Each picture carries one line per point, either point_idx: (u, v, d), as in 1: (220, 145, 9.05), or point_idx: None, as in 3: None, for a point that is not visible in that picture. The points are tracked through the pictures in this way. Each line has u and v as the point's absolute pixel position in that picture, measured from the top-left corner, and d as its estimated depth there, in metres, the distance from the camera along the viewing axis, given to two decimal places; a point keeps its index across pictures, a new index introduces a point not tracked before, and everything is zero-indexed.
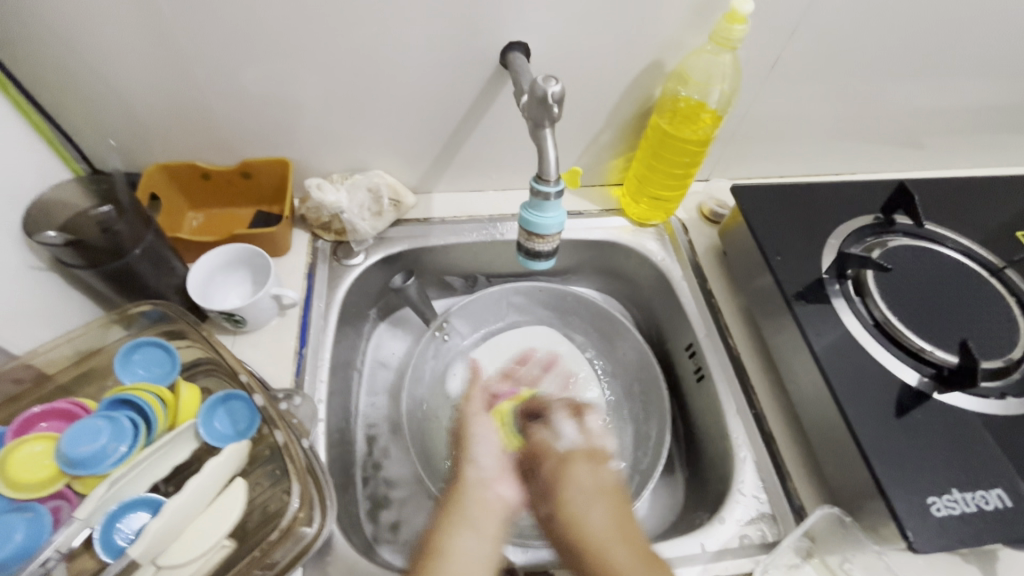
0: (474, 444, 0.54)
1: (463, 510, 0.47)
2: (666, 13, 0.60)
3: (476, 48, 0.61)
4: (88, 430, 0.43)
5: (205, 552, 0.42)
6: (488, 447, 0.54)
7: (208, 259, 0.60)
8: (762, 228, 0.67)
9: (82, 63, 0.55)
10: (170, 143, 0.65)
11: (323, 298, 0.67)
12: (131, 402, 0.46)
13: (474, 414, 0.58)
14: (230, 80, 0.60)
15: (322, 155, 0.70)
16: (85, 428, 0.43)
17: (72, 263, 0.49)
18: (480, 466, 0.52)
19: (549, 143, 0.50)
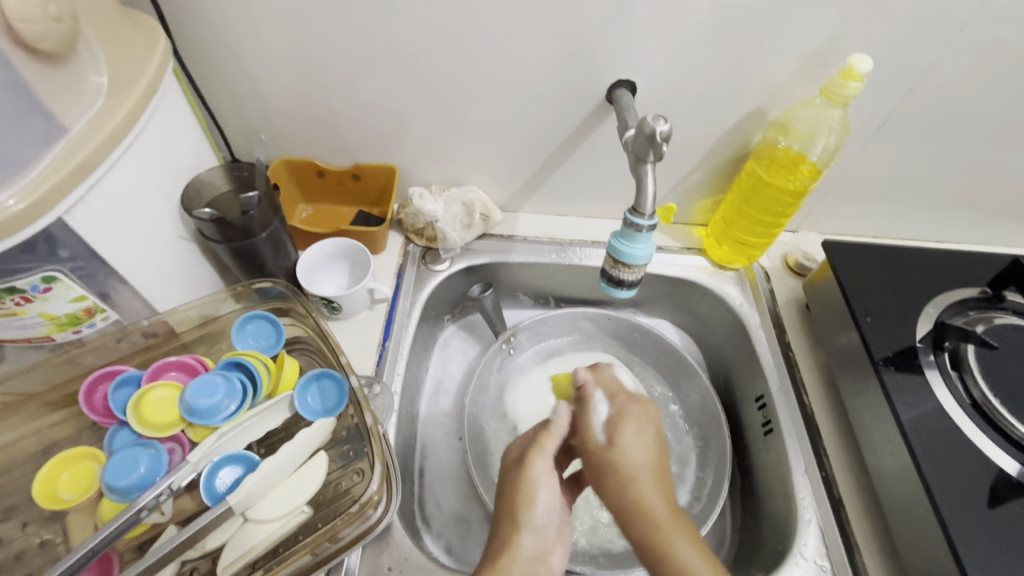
0: (533, 505, 0.48)
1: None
2: (776, 65, 0.61)
3: (586, 83, 0.64)
4: (208, 385, 0.49)
5: (284, 515, 0.46)
6: (546, 510, 0.48)
7: (316, 248, 0.67)
8: (853, 287, 0.65)
9: (241, 69, 0.63)
10: (298, 143, 0.72)
11: (408, 298, 0.72)
12: (243, 367, 0.52)
13: (542, 478, 0.49)
14: (359, 93, 0.67)
15: (427, 167, 0.76)
16: (205, 383, 0.49)
17: (212, 238, 0.55)
18: (537, 534, 0.47)
19: (648, 177, 0.52)
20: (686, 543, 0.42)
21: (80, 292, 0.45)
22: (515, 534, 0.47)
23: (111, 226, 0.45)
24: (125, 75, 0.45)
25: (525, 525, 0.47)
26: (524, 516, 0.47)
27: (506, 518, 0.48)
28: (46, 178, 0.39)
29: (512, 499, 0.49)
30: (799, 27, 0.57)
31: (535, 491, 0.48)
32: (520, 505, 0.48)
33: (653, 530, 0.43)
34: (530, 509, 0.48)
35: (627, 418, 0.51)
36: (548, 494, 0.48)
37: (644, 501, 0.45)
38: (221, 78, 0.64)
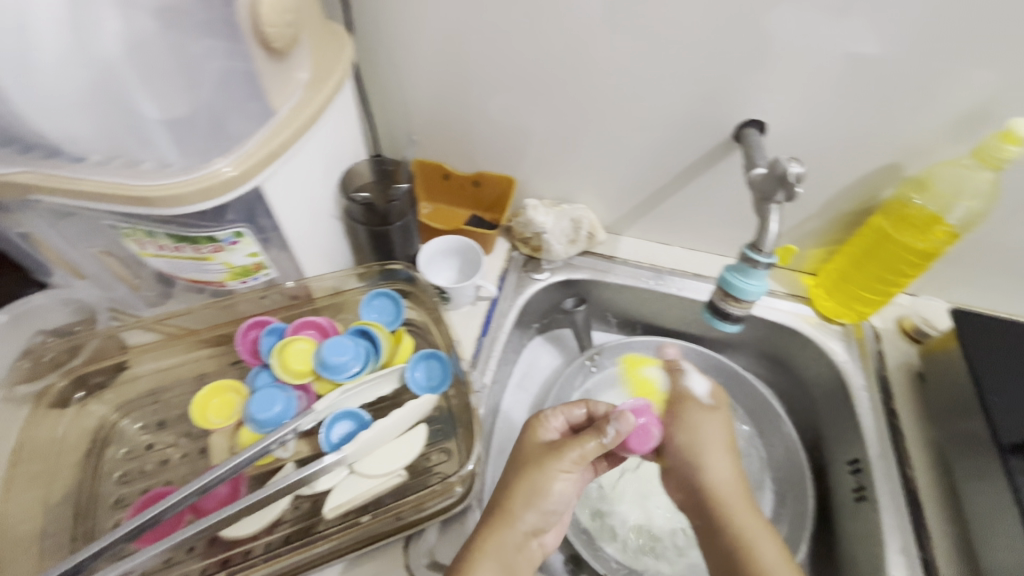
0: (549, 496, 0.53)
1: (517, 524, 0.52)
2: (923, 121, 0.59)
3: (715, 120, 0.65)
4: (340, 345, 0.55)
5: (385, 475, 0.51)
6: (560, 498, 0.54)
7: (435, 242, 0.72)
8: (985, 361, 0.60)
9: (398, 77, 0.71)
10: (431, 146, 0.80)
11: (508, 300, 0.77)
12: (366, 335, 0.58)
13: (565, 470, 0.54)
14: (495, 107, 0.72)
15: (543, 182, 0.80)
16: (338, 342, 0.55)
17: (359, 220, 0.63)
18: (540, 514, 0.53)
19: (772, 218, 0.53)
20: (746, 511, 0.57)
21: (256, 249, 0.53)
22: (520, 512, 0.52)
23: (288, 199, 0.53)
24: (320, 74, 0.53)
25: (534, 506, 0.52)
26: (536, 500, 0.52)
27: (513, 486, 0.53)
28: (257, 148, 0.47)
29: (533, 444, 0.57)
30: (954, 86, 0.55)
31: (552, 481, 0.53)
32: (535, 491, 0.52)
33: (719, 495, 0.59)
34: (530, 492, 0.53)
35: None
36: (562, 488, 0.54)
37: (701, 443, 0.62)
38: (381, 84, 0.73)
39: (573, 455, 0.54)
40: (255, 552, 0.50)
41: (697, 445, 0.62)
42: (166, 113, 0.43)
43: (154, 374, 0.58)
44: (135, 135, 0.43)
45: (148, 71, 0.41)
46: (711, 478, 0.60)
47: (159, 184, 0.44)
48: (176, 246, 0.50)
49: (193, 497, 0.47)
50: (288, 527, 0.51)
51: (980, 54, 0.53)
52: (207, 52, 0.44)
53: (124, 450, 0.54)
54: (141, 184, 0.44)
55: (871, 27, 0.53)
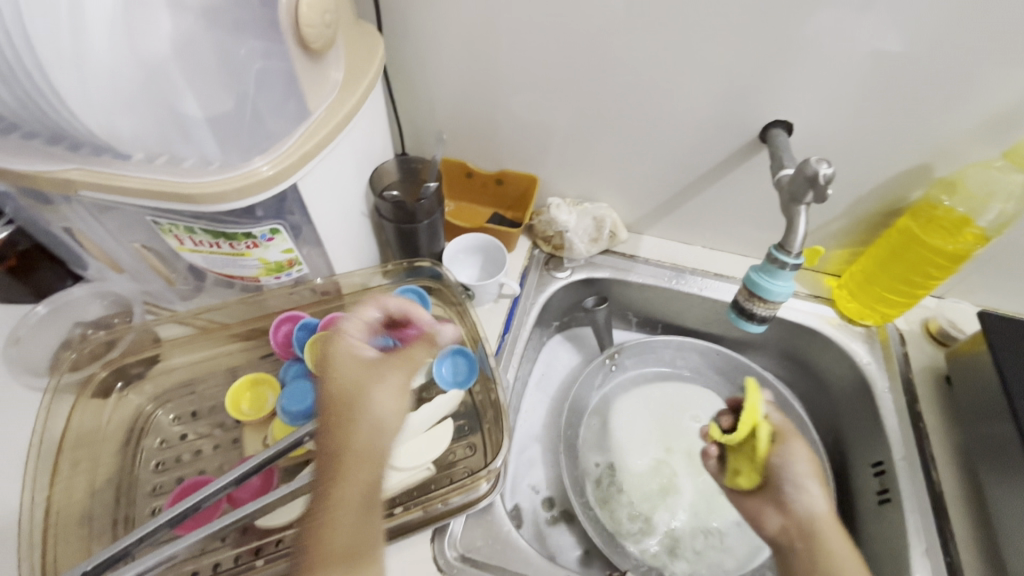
0: (371, 404, 0.41)
1: (354, 467, 0.39)
2: (954, 122, 0.58)
3: (740, 121, 0.65)
4: None
5: (414, 468, 0.52)
6: (384, 413, 0.42)
7: (458, 241, 0.73)
8: (1014, 365, 0.59)
9: (425, 76, 0.72)
10: (454, 144, 0.81)
11: (530, 298, 0.77)
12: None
13: (383, 375, 0.43)
14: (520, 105, 0.73)
15: (565, 180, 0.81)
16: None
17: (386, 217, 0.64)
18: (381, 432, 0.41)
19: (800, 219, 0.53)
20: (842, 542, 0.51)
21: (290, 246, 0.54)
22: (355, 423, 0.41)
23: (321, 198, 0.54)
24: (354, 74, 0.54)
25: (377, 425, 0.41)
26: (359, 410, 0.41)
27: (353, 408, 0.41)
28: (294, 148, 0.48)
29: (335, 373, 0.43)
30: (990, 86, 0.55)
31: (373, 390, 0.42)
32: (365, 404, 0.41)
33: (816, 523, 0.53)
34: (363, 433, 0.41)
35: (793, 440, 0.55)
36: (382, 397, 0.42)
37: (797, 465, 0.54)
38: (408, 83, 0.74)
39: (394, 376, 0.44)
40: (286, 541, 0.50)
41: (792, 469, 0.54)
42: (209, 111, 0.46)
43: (188, 366, 0.60)
44: (178, 130, 0.45)
45: (191, 70, 0.44)
46: (808, 504, 0.53)
47: (202, 182, 0.45)
48: (214, 242, 0.51)
49: (230, 486, 0.48)
50: None
51: (1015, 54, 0.52)
52: (250, 53, 0.46)
53: (159, 439, 0.57)
54: (185, 181, 0.45)
55: (903, 27, 0.53)
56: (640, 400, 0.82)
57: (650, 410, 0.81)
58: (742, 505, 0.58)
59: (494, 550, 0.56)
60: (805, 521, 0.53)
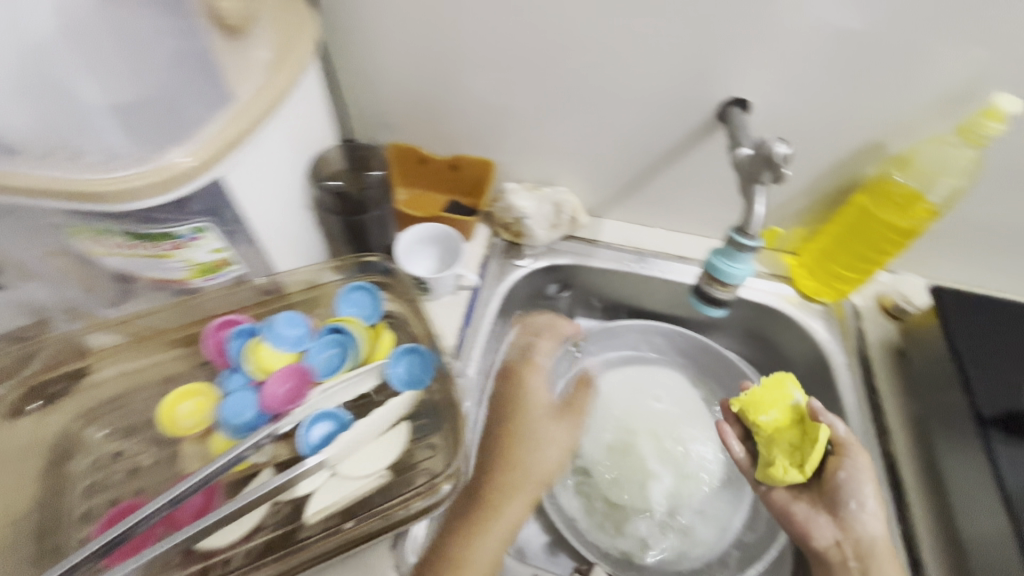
0: (528, 455, 0.60)
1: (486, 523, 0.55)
2: (906, 97, 0.58)
3: (699, 99, 0.63)
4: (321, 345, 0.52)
5: (367, 477, 0.50)
6: (550, 455, 0.60)
7: (410, 233, 0.69)
8: (963, 337, 0.61)
9: (369, 54, 0.67)
10: (404, 128, 0.76)
11: (490, 288, 0.75)
12: (339, 333, 0.53)
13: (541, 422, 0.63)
14: (472, 85, 0.69)
15: (523, 165, 0.78)
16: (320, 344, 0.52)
17: (333, 210, 0.62)
18: (543, 473, 0.60)
19: (759, 200, 0.51)
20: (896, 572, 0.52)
21: (220, 245, 0.50)
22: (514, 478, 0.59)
23: (255, 190, 0.50)
24: (282, 50, 0.49)
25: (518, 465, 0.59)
26: (519, 454, 0.60)
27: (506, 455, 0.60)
28: (217, 135, 0.43)
29: (511, 455, 0.60)
30: (943, 59, 0.54)
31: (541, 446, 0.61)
32: (530, 445, 0.61)
33: (877, 548, 0.53)
34: (502, 517, 0.56)
35: (852, 450, 0.56)
36: (550, 451, 0.61)
37: (862, 482, 0.55)
38: (351, 63, 0.69)
39: (558, 428, 0.63)
40: (234, 562, 0.47)
41: (858, 486, 0.55)
42: (113, 98, 0.41)
43: (119, 378, 0.55)
44: (75, 121, 0.40)
45: (88, 53, 0.41)
46: (869, 529, 0.54)
47: (112, 177, 0.40)
48: (132, 244, 0.46)
49: (166, 509, 0.45)
50: (268, 533, 0.48)
51: (967, 26, 0.52)
52: (157, 31, 0.43)
53: (88, 460, 0.52)
54: (89, 177, 0.40)
55: None
56: (607, 387, 0.80)
57: (615, 395, 0.78)
58: (791, 518, 0.57)
59: (460, 552, 0.53)
60: (864, 541, 0.54)
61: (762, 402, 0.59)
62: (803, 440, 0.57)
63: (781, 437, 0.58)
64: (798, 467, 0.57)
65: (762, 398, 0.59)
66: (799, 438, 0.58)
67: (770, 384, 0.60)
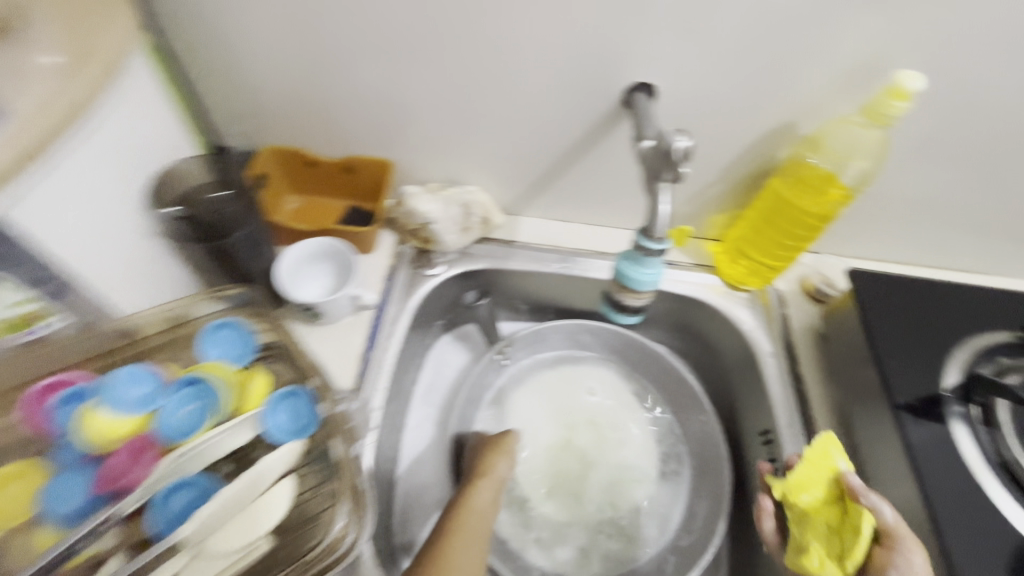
0: (496, 459, 0.62)
1: (468, 523, 0.54)
2: (812, 74, 0.55)
3: (601, 85, 0.58)
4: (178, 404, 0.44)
5: (244, 547, 0.42)
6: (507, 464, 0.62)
7: (297, 250, 0.61)
8: (878, 322, 0.60)
9: (230, 45, 0.59)
10: (287, 130, 0.68)
11: (397, 303, 0.67)
12: (199, 385, 0.46)
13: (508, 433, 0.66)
14: (353, 77, 0.61)
15: (425, 164, 0.70)
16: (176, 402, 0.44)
17: (184, 237, 0.53)
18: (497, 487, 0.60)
19: (663, 198, 0.47)
20: None
21: (21, 296, 0.42)
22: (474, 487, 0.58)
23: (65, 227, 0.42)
24: (73, 52, 0.41)
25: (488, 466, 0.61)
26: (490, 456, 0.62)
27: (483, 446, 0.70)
28: None
29: (486, 464, 0.61)
30: (843, 34, 0.51)
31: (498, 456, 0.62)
32: (490, 462, 0.62)
33: None
34: (472, 511, 0.55)
35: (904, 545, 0.46)
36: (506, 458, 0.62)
37: None
38: (210, 57, 0.60)
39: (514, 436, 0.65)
40: None
41: None
42: None
43: None
44: None
45: None
46: None
47: None
48: None
49: None
50: None
51: None
52: None
53: None
54: None
55: None
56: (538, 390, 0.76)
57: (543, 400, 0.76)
58: None
59: None
60: None
61: (802, 480, 0.51)
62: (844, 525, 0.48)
63: (821, 522, 0.49)
64: (835, 560, 0.47)
65: (803, 477, 0.51)
66: (839, 522, 0.49)
67: (813, 454, 0.52)
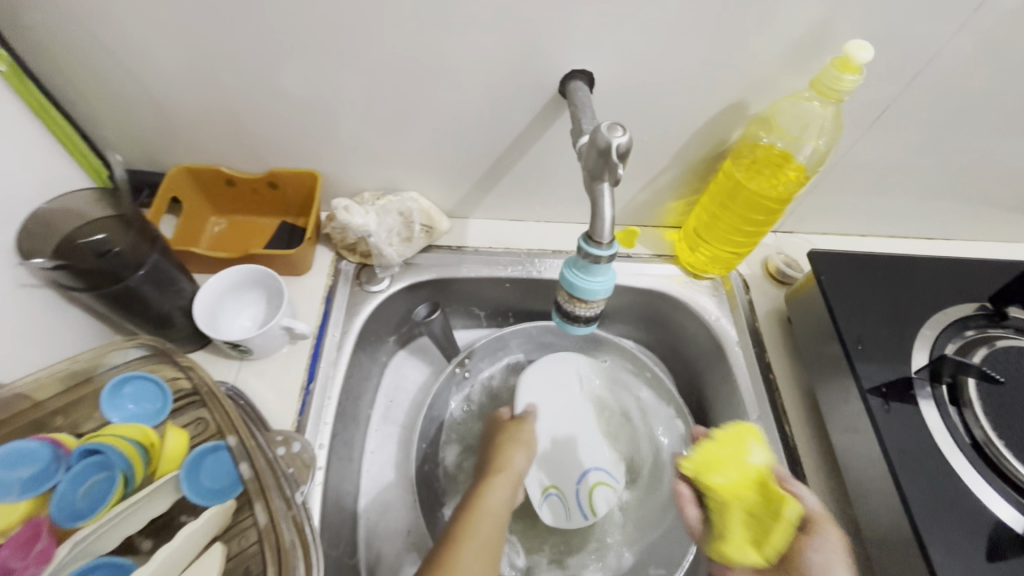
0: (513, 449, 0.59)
1: (479, 525, 0.50)
2: (758, 49, 0.51)
3: (536, 75, 0.54)
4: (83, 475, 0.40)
5: None
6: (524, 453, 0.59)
7: (218, 281, 0.56)
8: (842, 305, 0.58)
9: (111, 59, 0.52)
10: (197, 147, 0.61)
11: (339, 327, 0.62)
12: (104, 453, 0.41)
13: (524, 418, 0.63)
14: (260, 85, 0.55)
15: (357, 172, 0.65)
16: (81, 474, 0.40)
17: (71, 285, 0.46)
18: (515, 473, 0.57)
19: (606, 199, 0.42)
20: None
21: None
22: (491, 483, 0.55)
23: None
24: None
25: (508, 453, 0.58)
26: (509, 445, 0.59)
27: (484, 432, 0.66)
28: None
29: (502, 454, 0.58)
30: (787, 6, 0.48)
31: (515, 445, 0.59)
32: (509, 448, 0.59)
33: None
34: (484, 510, 0.52)
35: (825, 538, 0.44)
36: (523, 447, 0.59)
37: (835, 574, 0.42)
38: (90, 73, 0.53)
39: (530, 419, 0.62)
40: None
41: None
42: None
43: None
44: None
45: None
46: None
47: None
48: None
49: None
50: None
51: None
52: None
53: None
54: None
55: None
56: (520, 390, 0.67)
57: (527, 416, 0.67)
58: None
59: None
60: None
61: (720, 460, 0.44)
62: (768, 514, 0.42)
63: (739, 506, 0.43)
64: (758, 550, 0.42)
65: (715, 454, 0.45)
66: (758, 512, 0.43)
67: (727, 437, 0.46)
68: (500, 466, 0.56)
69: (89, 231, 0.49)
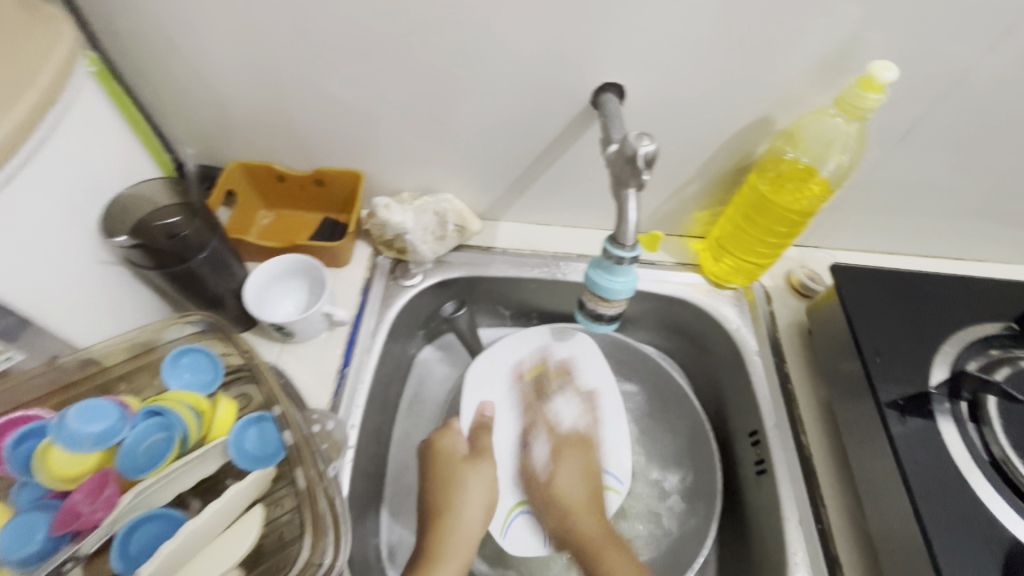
0: (460, 508, 0.58)
1: None
2: (786, 66, 0.53)
3: (570, 87, 0.57)
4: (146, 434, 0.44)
5: None
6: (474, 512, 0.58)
7: (267, 267, 0.60)
8: (862, 318, 0.59)
9: (184, 63, 0.57)
10: (253, 145, 0.66)
11: (374, 317, 0.66)
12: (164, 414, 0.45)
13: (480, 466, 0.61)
14: (314, 90, 0.59)
15: (397, 173, 0.69)
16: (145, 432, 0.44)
17: (141, 264, 0.51)
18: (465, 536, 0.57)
19: (630, 204, 0.45)
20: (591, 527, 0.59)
21: None
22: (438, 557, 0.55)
23: (3, 269, 0.41)
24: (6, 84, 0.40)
25: (456, 515, 0.58)
26: (454, 504, 0.58)
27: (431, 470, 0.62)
28: None
29: (448, 515, 0.58)
30: (814, 26, 0.50)
31: (463, 501, 0.58)
32: (460, 503, 0.59)
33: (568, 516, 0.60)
34: None
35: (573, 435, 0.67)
36: (473, 500, 0.59)
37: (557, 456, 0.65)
38: (165, 75, 0.58)
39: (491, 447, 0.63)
40: None
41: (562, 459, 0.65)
42: None
43: None
44: None
45: None
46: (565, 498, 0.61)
47: None
48: None
49: None
50: None
51: None
52: None
53: None
54: None
55: None
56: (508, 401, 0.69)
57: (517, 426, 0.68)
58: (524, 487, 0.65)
59: None
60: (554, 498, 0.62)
61: None
62: None
63: None
64: None
65: None
66: None
67: None
68: (445, 549, 0.55)
69: (161, 216, 0.55)
